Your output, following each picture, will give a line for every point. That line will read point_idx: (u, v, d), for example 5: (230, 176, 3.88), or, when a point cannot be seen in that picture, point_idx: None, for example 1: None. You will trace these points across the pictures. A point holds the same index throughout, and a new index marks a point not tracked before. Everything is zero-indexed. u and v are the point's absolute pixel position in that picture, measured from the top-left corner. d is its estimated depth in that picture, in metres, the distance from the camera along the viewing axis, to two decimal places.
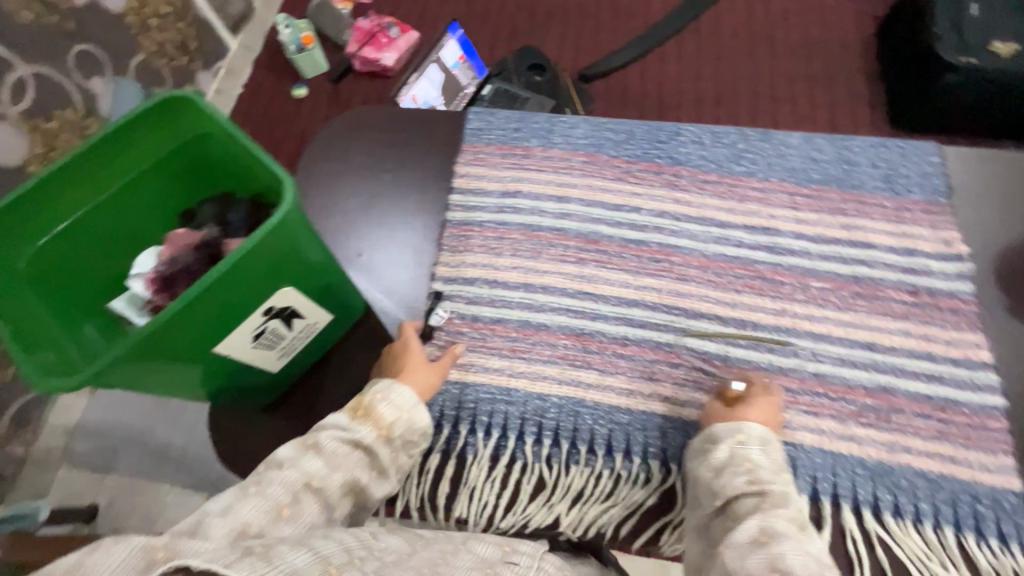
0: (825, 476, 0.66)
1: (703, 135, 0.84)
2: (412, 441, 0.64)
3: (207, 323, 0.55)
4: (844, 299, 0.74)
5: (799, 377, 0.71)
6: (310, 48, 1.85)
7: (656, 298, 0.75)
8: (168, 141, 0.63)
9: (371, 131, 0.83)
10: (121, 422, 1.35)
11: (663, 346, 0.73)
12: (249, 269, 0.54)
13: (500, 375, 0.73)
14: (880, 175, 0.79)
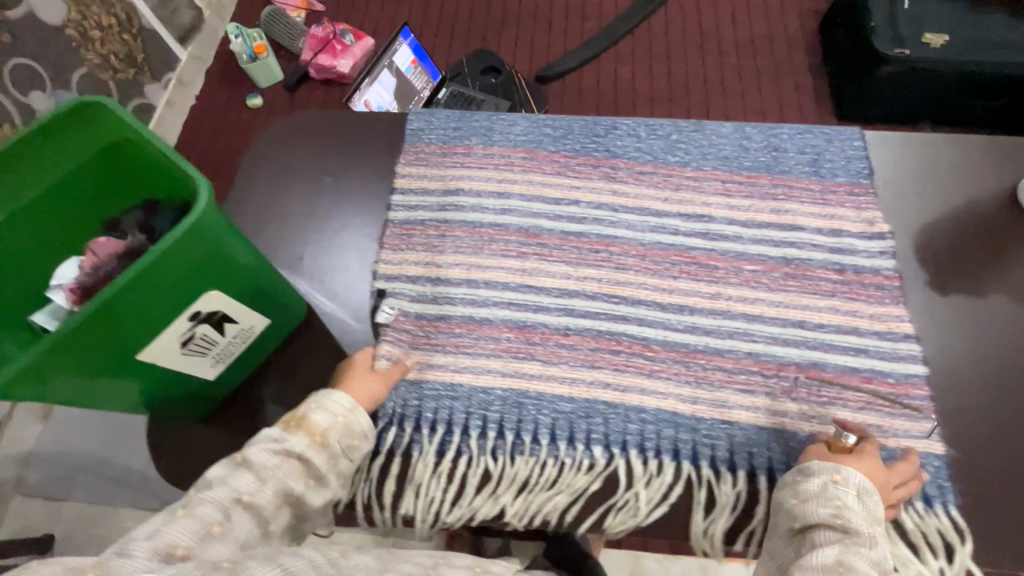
0: (761, 449, 0.59)
1: (639, 126, 0.78)
2: (355, 445, 0.55)
3: (112, 343, 0.46)
4: (775, 281, 0.67)
5: (734, 357, 0.63)
6: (263, 57, 1.81)
7: (597, 287, 0.67)
8: (85, 146, 0.53)
9: (310, 138, 0.80)
10: (82, 450, 1.32)
11: (604, 333, 0.65)
12: (162, 282, 0.46)
13: (444, 371, 0.64)
14: (807, 160, 0.73)
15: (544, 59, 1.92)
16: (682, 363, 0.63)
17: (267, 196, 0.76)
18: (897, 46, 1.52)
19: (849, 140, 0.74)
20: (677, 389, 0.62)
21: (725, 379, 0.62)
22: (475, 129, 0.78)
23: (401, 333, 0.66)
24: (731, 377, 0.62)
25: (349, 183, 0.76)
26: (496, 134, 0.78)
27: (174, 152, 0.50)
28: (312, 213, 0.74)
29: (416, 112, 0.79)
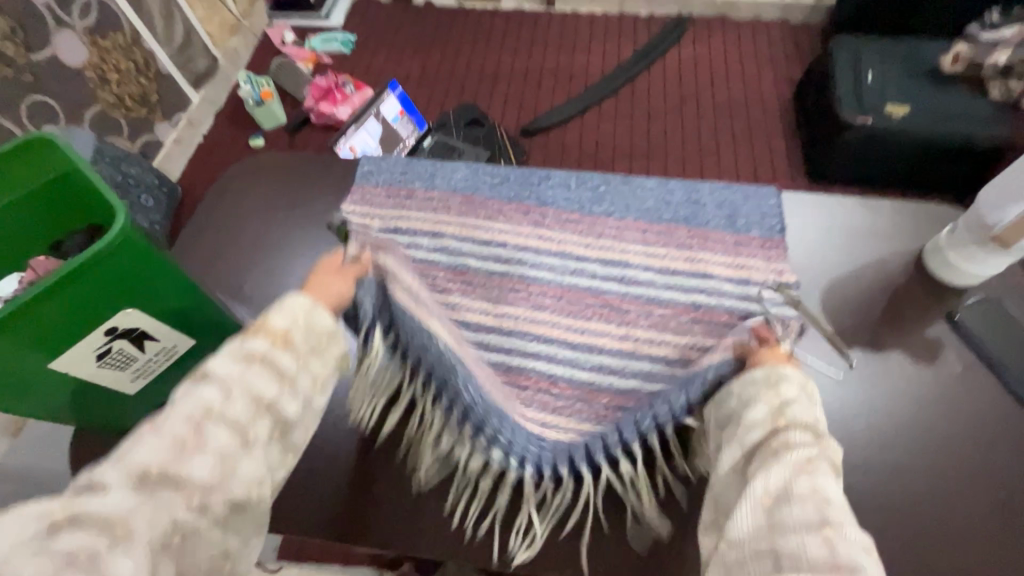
0: (642, 415, 0.64)
1: (570, 178, 0.83)
2: (323, 344, 0.54)
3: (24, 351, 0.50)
4: (682, 322, 0.70)
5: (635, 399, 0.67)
6: (268, 103, 1.94)
7: (512, 322, 0.72)
8: (36, 177, 0.59)
9: (271, 176, 0.87)
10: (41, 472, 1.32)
11: (511, 368, 0.70)
12: (75, 297, 0.50)
13: None
14: (723, 215, 0.76)
15: (533, 113, 2.03)
16: (580, 400, 0.68)
17: (228, 228, 0.82)
18: (860, 113, 1.60)
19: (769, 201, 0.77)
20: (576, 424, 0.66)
21: (605, 413, 0.67)
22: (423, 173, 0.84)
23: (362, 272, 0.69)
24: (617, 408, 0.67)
25: (304, 219, 0.82)
26: (436, 178, 0.83)
27: (108, 188, 0.57)
28: (266, 246, 0.80)
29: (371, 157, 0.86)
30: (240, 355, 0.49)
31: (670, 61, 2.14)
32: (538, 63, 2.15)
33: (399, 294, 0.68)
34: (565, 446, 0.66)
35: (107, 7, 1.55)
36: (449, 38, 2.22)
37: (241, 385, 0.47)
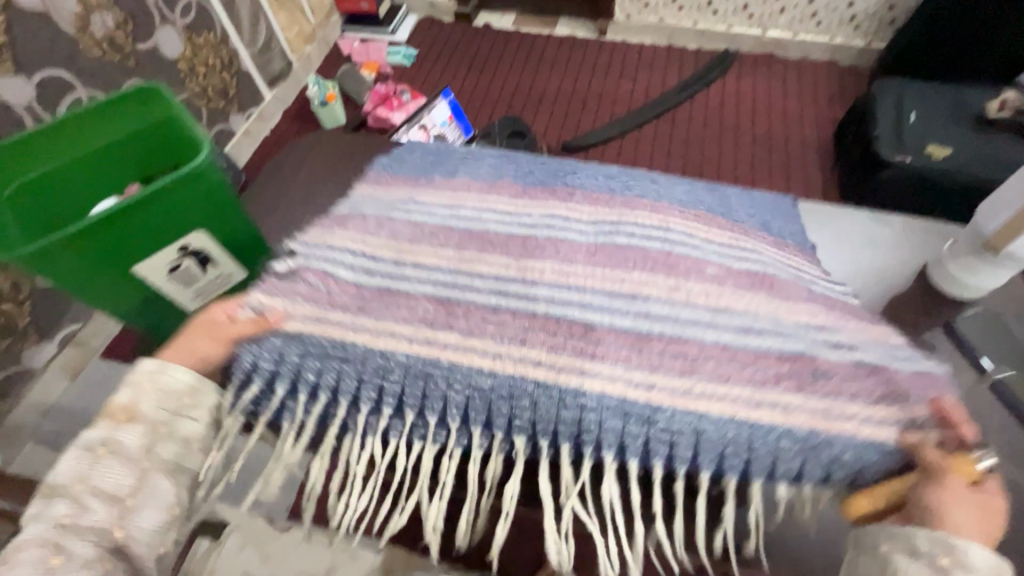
0: (661, 438, 0.54)
1: (597, 173, 0.86)
2: (189, 401, 0.53)
3: (126, 236, 0.61)
4: (738, 283, 0.68)
5: (667, 326, 0.63)
6: (332, 104, 2.09)
7: (537, 276, 0.67)
8: None
9: (325, 162, 0.98)
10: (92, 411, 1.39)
11: (529, 311, 0.63)
12: (169, 200, 0.61)
13: (336, 329, 0.60)
14: (755, 222, 0.82)
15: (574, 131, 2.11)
16: (631, 349, 0.59)
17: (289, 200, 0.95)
18: (899, 152, 1.58)
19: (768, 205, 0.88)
20: (629, 372, 0.57)
21: (685, 366, 0.58)
22: (454, 165, 0.90)
23: (329, 284, 0.65)
24: (694, 366, 0.59)
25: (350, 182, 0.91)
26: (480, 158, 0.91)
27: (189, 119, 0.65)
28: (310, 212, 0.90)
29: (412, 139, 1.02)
30: (99, 436, 0.49)
31: (713, 93, 2.19)
32: (585, 84, 2.25)
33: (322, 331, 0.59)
34: (694, 421, 0.55)
35: (205, 9, 1.75)
36: (502, 58, 2.36)
37: (95, 477, 0.48)
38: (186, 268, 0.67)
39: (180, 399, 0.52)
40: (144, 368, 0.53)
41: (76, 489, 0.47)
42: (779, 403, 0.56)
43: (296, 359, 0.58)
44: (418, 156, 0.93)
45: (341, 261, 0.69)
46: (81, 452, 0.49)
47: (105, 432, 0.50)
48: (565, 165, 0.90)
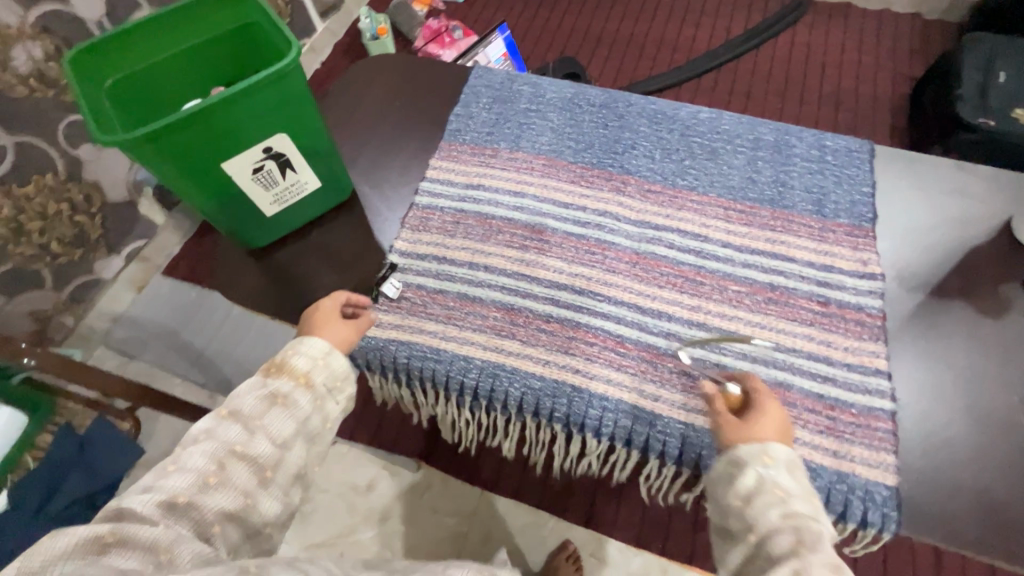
0: (709, 455, 0.61)
1: (657, 115, 0.86)
2: (339, 385, 0.60)
3: (214, 131, 0.61)
4: (756, 303, 0.69)
5: (701, 366, 0.66)
6: (383, 39, 2.05)
7: (585, 284, 0.72)
8: (231, 17, 0.68)
9: (387, 76, 0.94)
10: (153, 320, 1.45)
11: (583, 324, 0.69)
12: (257, 99, 0.61)
13: (432, 337, 0.70)
14: (811, 199, 0.76)
15: (628, 80, 2.03)
16: (650, 363, 0.66)
17: (338, 122, 0.91)
18: (982, 115, 1.42)
19: (851, 156, 0.79)
20: (642, 386, 0.65)
21: (689, 384, 0.64)
22: (517, 125, 0.87)
23: (401, 302, 0.72)
24: (695, 383, 0.64)
25: (397, 123, 0.90)
26: (542, 114, 0.87)
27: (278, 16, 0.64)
28: (359, 142, 0.88)
29: (480, 66, 0.93)
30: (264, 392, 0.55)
31: (782, 44, 2.05)
32: (645, 30, 2.14)
33: (421, 339, 0.69)
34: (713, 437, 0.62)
35: None
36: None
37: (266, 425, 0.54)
38: (267, 172, 0.68)
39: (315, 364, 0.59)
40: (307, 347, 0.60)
41: (253, 420, 0.54)
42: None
43: (404, 361, 0.69)
44: (484, 107, 0.89)
45: (413, 262, 0.75)
46: (258, 393, 0.55)
47: (274, 383, 0.56)
48: (630, 98, 0.89)
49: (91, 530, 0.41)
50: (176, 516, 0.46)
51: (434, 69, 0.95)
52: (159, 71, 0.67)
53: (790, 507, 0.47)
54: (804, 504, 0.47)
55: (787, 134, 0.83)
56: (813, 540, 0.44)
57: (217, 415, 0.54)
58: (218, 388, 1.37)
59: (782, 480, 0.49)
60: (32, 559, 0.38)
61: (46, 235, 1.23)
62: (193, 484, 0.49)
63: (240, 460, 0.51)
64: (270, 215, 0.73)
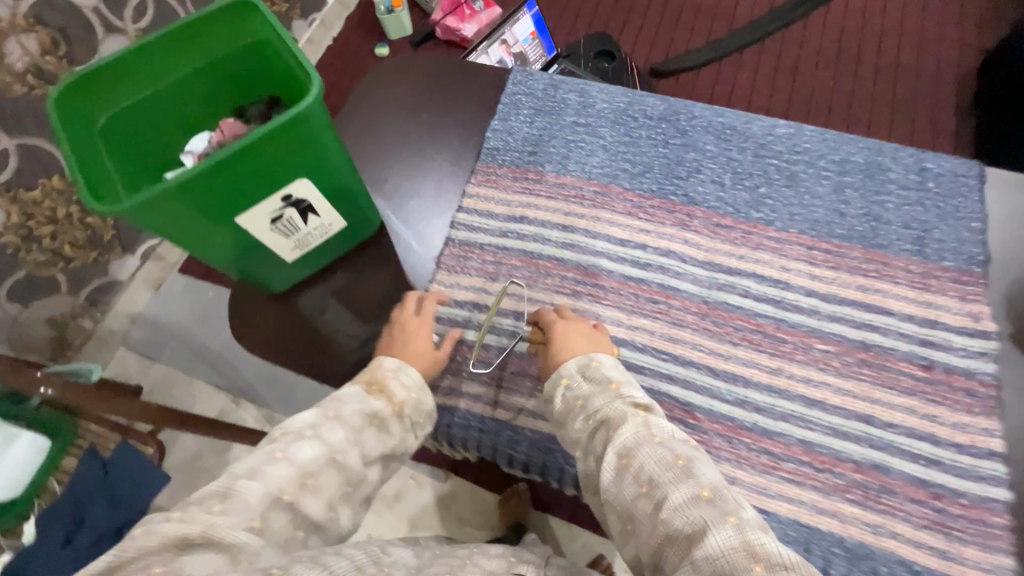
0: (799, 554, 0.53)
1: (725, 131, 0.75)
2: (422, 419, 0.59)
3: (227, 188, 0.52)
4: (846, 365, 0.60)
5: (784, 442, 0.58)
6: (399, 11, 1.75)
7: (647, 339, 0.63)
8: (236, 38, 0.59)
9: (414, 78, 0.83)
10: (173, 320, 1.27)
11: (645, 389, 0.61)
12: (275, 148, 0.52)
13: (477, 402, 0.63)
14: (910, 236, 0.66)
15: (663, 52, 1.79)
16: (724, 438, 0.58)
17: (360, 137, 0.80)
18: None
19: (957, 183, 0.68)
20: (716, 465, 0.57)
21: (770, 464, 0.57)
22: (564, 142, 0.77)
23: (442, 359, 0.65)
24: (777, 464, 0.57)
25: (427, 137, 0.79)
26: (592, 129, 0.77)
27: (292, 40, 0.55)
28: (383, 163, 0.78)
29: (519, 69, 0.82)
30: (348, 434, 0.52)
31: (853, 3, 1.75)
32: None
33: (465, 404, 0.63)
34: (803, 530, 0.54)
35: None
36: None
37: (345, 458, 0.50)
38: (287, 220, 0.60)
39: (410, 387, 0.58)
40: (406, 377, 0.58)
41: (353, 430, 0.52)
42: (834, 512, 0.54)
43: (446, 430, 0.62)
44: (525, 120, 0.79)
45: (453, 310, 0.67)
46: (358, 407, 0.54)
47: (373, 401, 0.55)
48: (693, 108, 0.77)
49: (187, 528, 0.41)
50: (276, 512, 0.45)
51: (467, 70, 0.83)
52: (157, 101, 0.59)
53: (591, 406, 0.54)
54: (600, 398, 0.54)
55: (880, 153, 0.71)
56: (618, 423, 0.51)
57: (321, 413, 0.52)
58: (239, 392, 1.21)
59: (581, 389, 0.55)
60: (127, 551, 0.39)
61: (58, 239, 1.07)
62: (294, 483, 0.47)
63: (337, 469, 0.50)
64: (290, 261, 0.65)
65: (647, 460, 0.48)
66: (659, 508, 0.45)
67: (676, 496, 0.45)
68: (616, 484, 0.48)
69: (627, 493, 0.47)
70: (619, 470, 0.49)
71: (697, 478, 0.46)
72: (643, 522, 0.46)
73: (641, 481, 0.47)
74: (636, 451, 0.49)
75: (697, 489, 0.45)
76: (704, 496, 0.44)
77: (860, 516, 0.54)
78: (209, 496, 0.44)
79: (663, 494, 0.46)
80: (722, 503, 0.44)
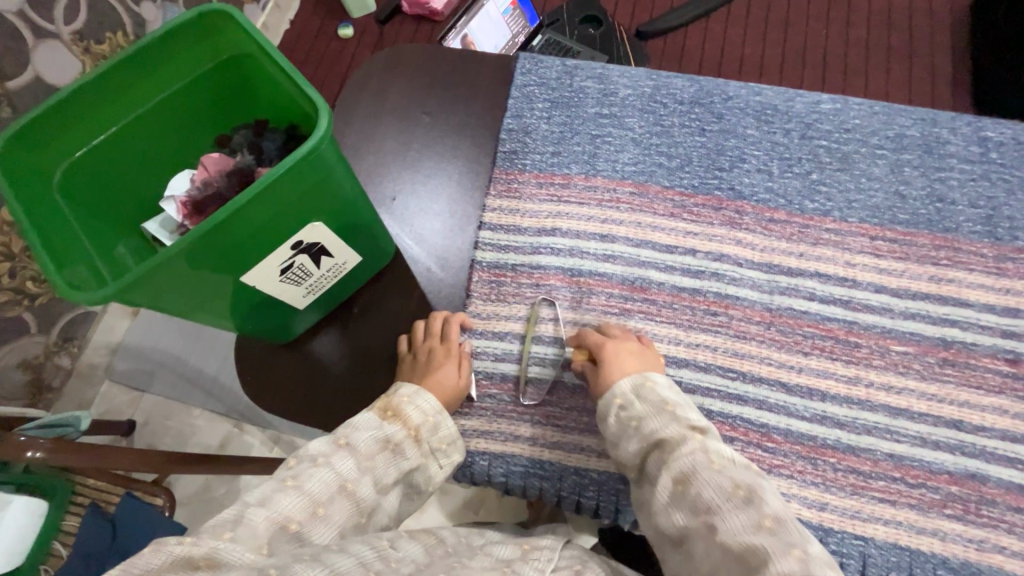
0: None
1: (766, 111, 0.67)
2: (444, 448, 0.53)
3: (229, 247, 0.44)
4: (928, 367, 0.56)
5: (872, 458, 0.53)
6: None
7: (710, 357, 0.58)
8: (206, 55, 0.49)
9: (409, 74, 0.72)
10: (157, 347, 1.10)
11: (715, 415, 0.56)
12: (279, 196, 0.44)
13: (531, 445, 0.58)
14: (979, 216, 0.60)
15: None
16: (808, 460, 0.54)
17: (356, 148, 0.69)
18: None
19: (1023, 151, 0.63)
20: (803, 492, 0.53)
21: (860, 485, 0.53)
22: (589, 138, 0.68)
23: (487, 400, 0.59)
24: (867, 483, 0.53)
25: (434, 142, 0.69)
26: (617, 120, 0.69)
27: (280, 54, 0.45)
28: (385, 176, 0.68)
29: (527, 55, 0.72)
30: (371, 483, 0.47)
31: None
32: None
33: (518, 449, 0.58)
34: (902, 552, 0.51)
35: None
36: None
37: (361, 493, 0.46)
38: (298, 267, 0.52)
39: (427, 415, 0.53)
40: (424, 402, 0.53)
41: (366, 459, 0.48)
42: (933, 530, 0.51)
43: (502, 479, 0.57)
44: (541, 114, 0.70)
45: (489, 343, 0.61)
46: (372, 435, 0.49)
47: (388, 427, 0.51)
48: (727, 87, 0.69)
49: (193, 546, 0.37)
50: (283, 540, 0.41)
51: (469, 58, 0.72)
52: (123, 142, 0.49)
53: (647, 429, 0.47)
54: (655, 420, 0.47)
55: (937, 123, 0.65)
56: (675, 446, 0.45)
57: (332, 440, 0.48)
58: (243, 416, 1.05)
59: (636, 410, 0.49)
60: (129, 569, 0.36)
61: (17, 276, 0.88)
62: (304, 511, 0.43)
63: (349, 498, 0.46)
64: (303, 307, 0.58)
65: (705, 487, 0.41)
66: (714, 531, 0.39)
67: (731, 520, 0.39)
68: (671, 508, 0.42)
69: (679, 520, 0.41)
70: (672, 496, 0.42)
71: (758, 505, 0.39)
72: (698, 550, 0.39)
73: (698, 508, 0.41)
74: (694, 476, 0.42)
75: (757, 517, 0.38)
76: (764, 526, 0.38)
77: (960, 531, 0.51)
78: (218, 524, 0.40)
79: (718, 520, 0.39)
80: (785, 534, 0.37)
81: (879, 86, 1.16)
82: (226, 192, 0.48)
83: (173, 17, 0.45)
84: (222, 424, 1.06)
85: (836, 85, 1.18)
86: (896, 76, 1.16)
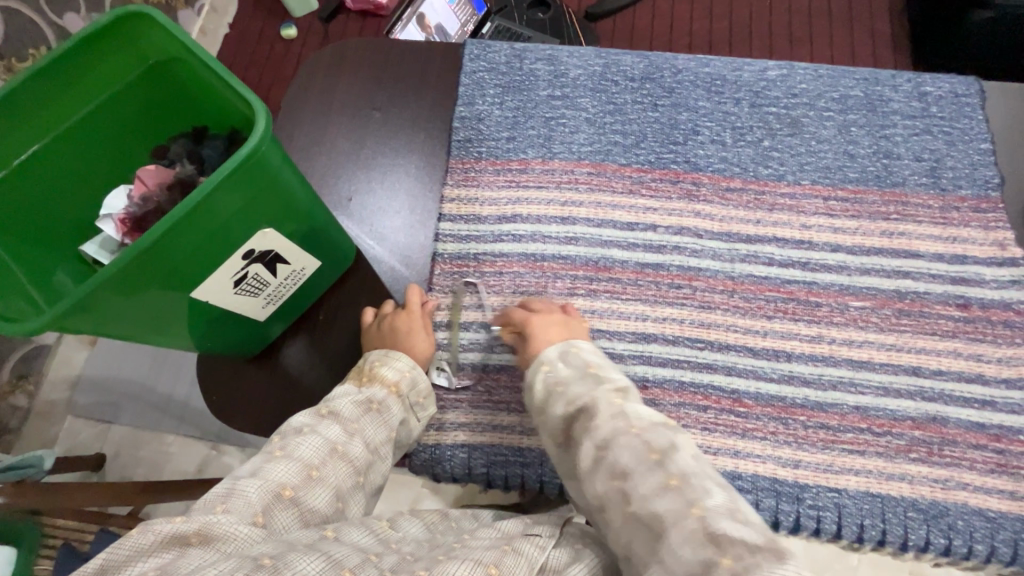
0: (873, 523, 0.52)
1: (714, 82, 0.68)
2: (422, 402, 0.55)
3: (177, 261, 0.42)
4: (886, 319, 0.57)
5: (839, 412, 0.55)
6: None
7: (677, 330, 0.58)
8: (132, 62, 0.47)
9: (355, 70, 0.70)
10: (120, 377, 1.05)
11: (688, 386, 0.56)
12: (224, 202, 0.42)
13: (511, 433, 0.57)
14: (924, 169, 0.63)
15: None
16: (779, 421, 0.55)
17: (306, 150, 0.67)
18: None
19: (960, 103, 0.65)
20: (777, 452, 0.54)
21: (830, 439, 0.54)
22: (543, 121, 0.68)
23: (463, 393, 0.59)
24: (837, 437, 0.54)
25: (387, 137, 0.67)
26: (570, 101, 0.68)
27: (210, 54, 0.43)
28: (340, 177, 0.66)
29: (474, 40, 0.71)
30: (359, 462, 0.47)
31: None
32: None
33: (498, 439, 0.57)
34: (872, 498, 0.53)
35: None
36: None
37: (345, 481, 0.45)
38: (254, 276, 0.50)
39: (405, 375, 0.53)
40: (398, 360, 0.53)
41: (352, 424, 0.48)
42: (902, 475, 0.53)
43: (483, 470, 0.57)
44: (493, 101, 0.69)
45: (454, 334, 0.60)
46: (351, 400, 0.49)
47: (367, 390, 0.51)
48: (676, 61, 0.70)
49: (183, 525, 0.36)
50: (280, 508, 0.40)
51: (415, 49, 0.71)
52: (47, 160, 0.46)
53: (570, 393, 0.47)
54: (582, 384, 0.47)
55: (879, 83, 0.67)
56: (594, 412, 0.45)
57: (314, 413, 0.48)
58: (218, 436, 1.01)
59: (561, 374, 0.49)
60: (117, 551, 0.35)
61: None
62: (298, 476, 0.43)
63: (343, 461, 0.45)
64: (265, 318, 0.56)
65: (622, 452, 0.42)
66: (627, 499, 0.40)
67: (641, 484, 0.40)
68: (591, 475, 0.43)
69: (600, 487, 0.42)
70: (593, 463, 0.43)
71: (667, 465, 0.40)
72: (616, 515, 0.40)
73: (614, 473, 0.41)
74: (612, 444, 0.42)
75: (663, 477, 0.39)
76: (669, 485, 0.39)
77: (926, 473, 0.53)
78: (210, 499, 0.39)
79: (630, 485, 0.40)
80: (688, 491, 0.38)
81: (823, 49, 1.18)
82: (167, 202, 0.46)
83: (91, 21, 0.42)
84: (197, 447, 1.02)
85: (785, 50, 1.20)
86: (839, 39, 1.19)
